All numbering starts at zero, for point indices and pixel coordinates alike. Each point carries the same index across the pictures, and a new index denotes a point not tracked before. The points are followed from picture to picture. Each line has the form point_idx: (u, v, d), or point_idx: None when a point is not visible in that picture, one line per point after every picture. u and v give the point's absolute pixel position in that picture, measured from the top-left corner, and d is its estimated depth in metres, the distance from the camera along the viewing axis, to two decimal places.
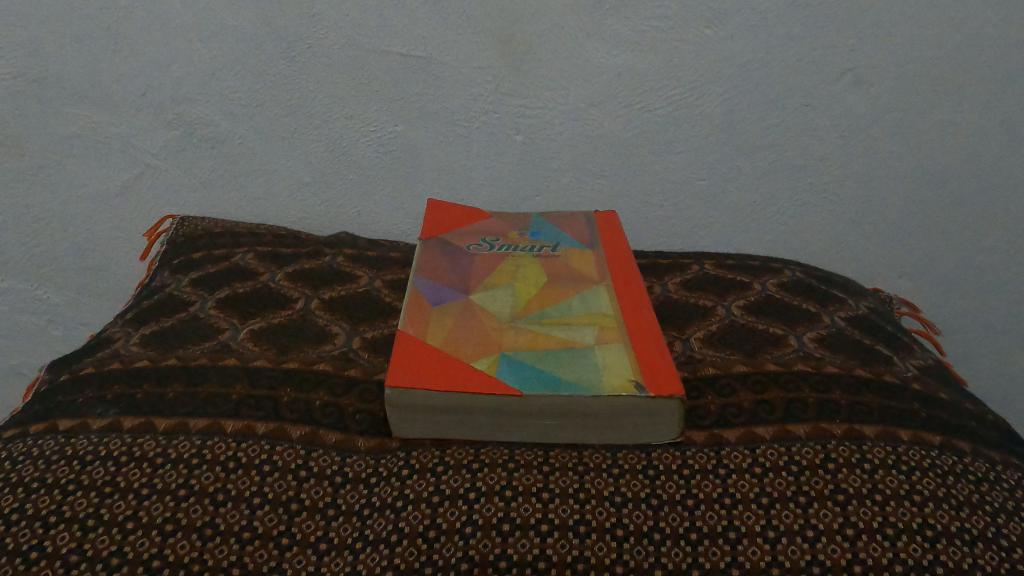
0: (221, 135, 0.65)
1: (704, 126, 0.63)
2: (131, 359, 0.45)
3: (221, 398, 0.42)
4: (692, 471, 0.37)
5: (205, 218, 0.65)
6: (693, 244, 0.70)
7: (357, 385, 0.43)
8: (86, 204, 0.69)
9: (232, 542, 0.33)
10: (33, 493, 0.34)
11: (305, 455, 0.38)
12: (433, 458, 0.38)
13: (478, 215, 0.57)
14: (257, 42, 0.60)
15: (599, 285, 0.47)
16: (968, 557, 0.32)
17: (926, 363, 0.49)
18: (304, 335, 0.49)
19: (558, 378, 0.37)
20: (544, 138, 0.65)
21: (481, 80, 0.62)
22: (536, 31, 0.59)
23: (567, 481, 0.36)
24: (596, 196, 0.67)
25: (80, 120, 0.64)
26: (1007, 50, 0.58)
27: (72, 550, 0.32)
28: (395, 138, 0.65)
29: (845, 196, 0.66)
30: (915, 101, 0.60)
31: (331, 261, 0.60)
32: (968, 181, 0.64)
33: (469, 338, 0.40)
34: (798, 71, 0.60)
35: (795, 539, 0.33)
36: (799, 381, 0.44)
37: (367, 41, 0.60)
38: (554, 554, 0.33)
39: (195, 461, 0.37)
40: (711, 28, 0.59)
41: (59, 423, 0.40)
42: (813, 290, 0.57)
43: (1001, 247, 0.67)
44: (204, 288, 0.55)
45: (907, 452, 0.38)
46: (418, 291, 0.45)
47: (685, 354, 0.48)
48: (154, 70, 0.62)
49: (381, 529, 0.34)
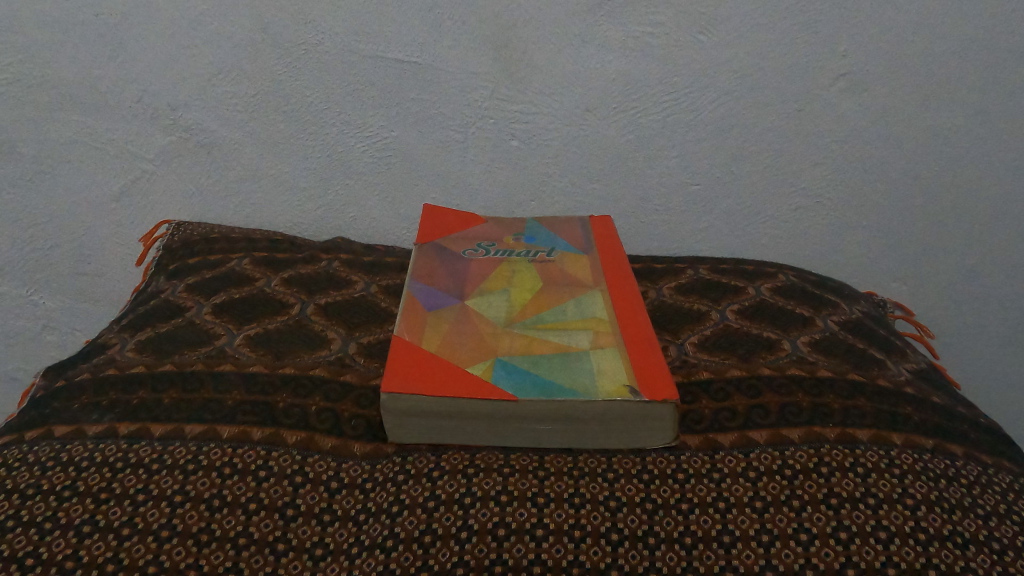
0: (218, 141, 0.66)
1: (699, 130, 0.64)
2: (127, 364, 0.46)
3: (217, 403, 0.42)
4: (687, 475, 0.37)
5: (201, 224, 0.65)
6: (689, 247, 0.70)
7: (352, 391, 0.44)
8: (84, 210, 0.69)
9: (228, 548, 0.33)
10: (29, 500, 0.34)
11: (300, 460, 0.38)
12: (429, 463, 0.38)
13: (474, 220, 0.58)
14: (253, 49, 0.61)
15: (594, 290, 0.47)
16: (961, 560, 0.32)
17: (919, 367, 0.49)
18: (300, 340, 0.49)
19: (552, 383, 0.37)
20: (539, 143, 0.65)
21: (477, 85, 0.62)
22: (531, 37, 0.60)
23: (563, 485, 0.36)
24: (592, 200, 0.68)
25: (76, 126, 0.65)
26: (1000, 54, 0.58)
27: (68, 557, 0.32)
28: (391, 143, 0.65)
29: (840, 200, 0.66)
30: (909, 106, 0.61)
31: (327, 267, 0.60)
32: (963, 184, 0.64)
33: (464, 343, 0.40)
34: (791, 76, 0.60)
35: (789, 542, 0.33)
36: (793, 385, 0.44)
37: (363, 46, 0.60)
38: (550, 558, 0.33)
39: (191, 467, 0.37)
40: (705, 33, 0.59)
41: (55, 429, 0.40)
42: (808, 295, 0.57)
43: (996, 251, 0.67)
44: (200, 293, 0.55)
45: (899, 456, 0.38)
46: (414, 296, 0.45)
47: (679, 358, 0.48)
48: (151, 76, 0.62)
49: (376, 535, 0.34)
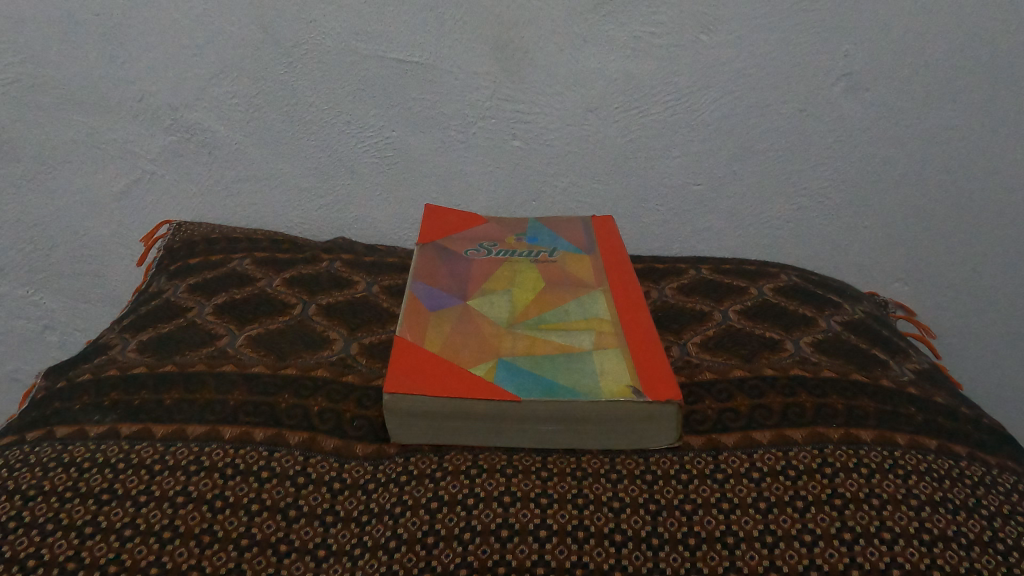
0: (219, 141, 0.65)
1: (700, 131, 0.64)
2: (128, 365, 0.45)
3: (218, 403, 0.42)
4: (690, 475, 0.37)
5: (202, 224, 0.65)
6: (690, 247, 0.70)
7: (355, 392, 0.43)
8: (85, 211, 0.69)
9: (230, 549, 0.33)
10: (30, 501, 0.34)
11: (303, 460, 0.38)
12: (431, 463, 0.38)
13: (475, 220, 0.58)
14: (254, 49, 0.61)
15: (596, 290, 0.47)
16: (966, 561, 0.32)
17: (921, 368, 0.49)
18: (302, 340, 0.49)
19: (556, 384, 0.37)
20: (540, 143, 0.65)
21: (478, 85, 0.62)
22: (532, 37, 0.60)
23: (566, 486, 0.36)
24: (593, 200, 0.68)
25: (77, 126, 0.65)
26: (1002, 54, 0.58)
27: (69, 558, 0.32)
28: (393, 143, 0.65)
29: (841, 200, 0.66)
30: (910, 106, 0.61)
31: (328, 267, 0.60)
32: (964, 184, 0.64)
33: (466, 343, 0.40)
34: (792, 76, 0.60)
35: (794, 543, 0.33)
36: (796, 386, 0.44)
37: (364, 47, 0.60)
38: (553, 559, 0.33)
39: (193, 467, 0.37)
40: (706, 34, 0.59)
41: (56, 429, 0.40)
42: (809, 295, 0.57)
43: (998, 251, 0.67)
44: (201, 293, 0.55)
45: (903, 456, 0.38)
46: (416, 297, 0.45)
47: (682, 358, 0.48)
48: (152, 76, 0.62)
49: (379, 536, 0.34)
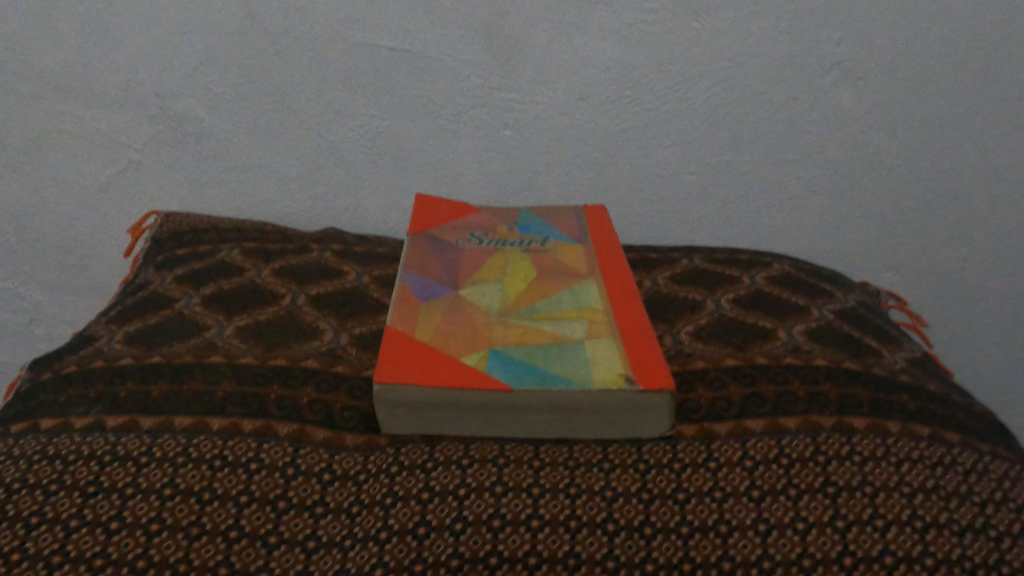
0: (206, 130, 0.64)
1: (692, 119, 0.63)
2: (114, 357, 0.45)
3: (207, 395, 0.41)
4: (683, 464, 0.37)
5: (190, 214, 0.64)
6: (684, 236, 0.69)
7: (345, 382, 0.43)
8: (71, 202, 0.68)
9: (219, 541, 0.33)
10: (14, 494, 0.34)
11: (293, 452, 0.38)
12: (423, 454, 0.37)
13: (466, 209, 0.57)
14: (242, 36, 0.60)
15: (588, 280, 0.46)
16: (958, 547, 0.32)
17: (913, 355, 0.49)
18: (291, 331, 0.48)
19: (547, 373, 0.36)
20: (532, 132, 0.64)
21: (469, 74, 0.61)
22: (524, 24, 0.59)
23: (558, 476, 0.36)
24: (586, 190, 0.67)
25: (61, 115, 0.63)
26: (993, 42, 0.58)
27: (55, 551, 0.31)
28: (383, 132, 0.64)
29: (835, 189, 0.66)
30: (904, 94, 0.60)
31: (318, 257, 0.59)
32: (956, 173, 0.64)
33: (457, 333, 0.40)
34: (786, 64, 0.60)
35: (787, 531, 0.33)
36: (790, 373, 0.44)
37: (354, 34, 0.60)
38: (546, 548, 0.33)
39: (180, 459, 0.36)
40: (700, 21, 0.58)
41: (42, 422, 0.39)
42: (803, 284, 0.57)
43: (990, 238, 0.67)
44: (189, 284, 0.54)
45: (896, 444, 0.38)
46: (406, 287, 0.44)
47: (674, 347, 0.47)
48: (137, 64, 0.61)
49: (370, 526, 0.34)
